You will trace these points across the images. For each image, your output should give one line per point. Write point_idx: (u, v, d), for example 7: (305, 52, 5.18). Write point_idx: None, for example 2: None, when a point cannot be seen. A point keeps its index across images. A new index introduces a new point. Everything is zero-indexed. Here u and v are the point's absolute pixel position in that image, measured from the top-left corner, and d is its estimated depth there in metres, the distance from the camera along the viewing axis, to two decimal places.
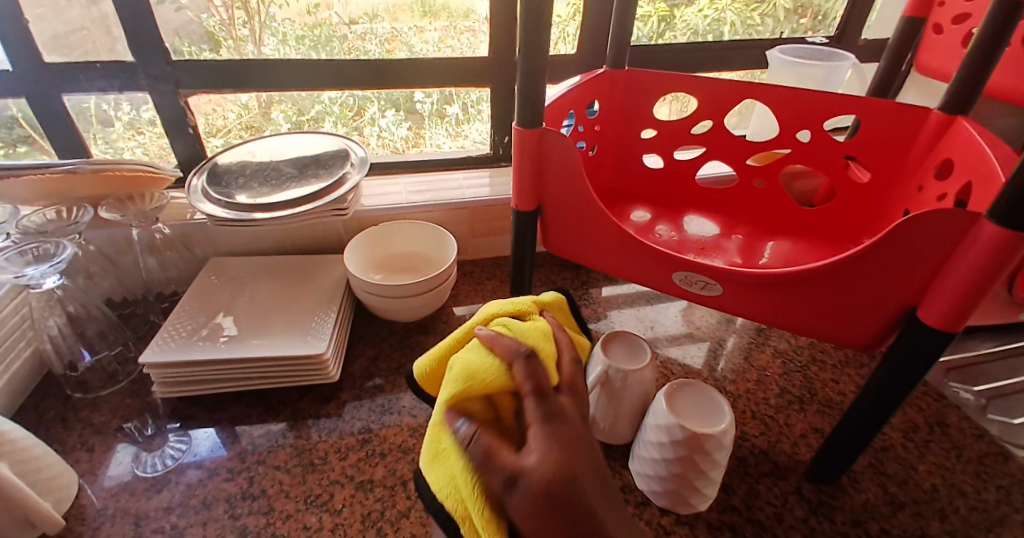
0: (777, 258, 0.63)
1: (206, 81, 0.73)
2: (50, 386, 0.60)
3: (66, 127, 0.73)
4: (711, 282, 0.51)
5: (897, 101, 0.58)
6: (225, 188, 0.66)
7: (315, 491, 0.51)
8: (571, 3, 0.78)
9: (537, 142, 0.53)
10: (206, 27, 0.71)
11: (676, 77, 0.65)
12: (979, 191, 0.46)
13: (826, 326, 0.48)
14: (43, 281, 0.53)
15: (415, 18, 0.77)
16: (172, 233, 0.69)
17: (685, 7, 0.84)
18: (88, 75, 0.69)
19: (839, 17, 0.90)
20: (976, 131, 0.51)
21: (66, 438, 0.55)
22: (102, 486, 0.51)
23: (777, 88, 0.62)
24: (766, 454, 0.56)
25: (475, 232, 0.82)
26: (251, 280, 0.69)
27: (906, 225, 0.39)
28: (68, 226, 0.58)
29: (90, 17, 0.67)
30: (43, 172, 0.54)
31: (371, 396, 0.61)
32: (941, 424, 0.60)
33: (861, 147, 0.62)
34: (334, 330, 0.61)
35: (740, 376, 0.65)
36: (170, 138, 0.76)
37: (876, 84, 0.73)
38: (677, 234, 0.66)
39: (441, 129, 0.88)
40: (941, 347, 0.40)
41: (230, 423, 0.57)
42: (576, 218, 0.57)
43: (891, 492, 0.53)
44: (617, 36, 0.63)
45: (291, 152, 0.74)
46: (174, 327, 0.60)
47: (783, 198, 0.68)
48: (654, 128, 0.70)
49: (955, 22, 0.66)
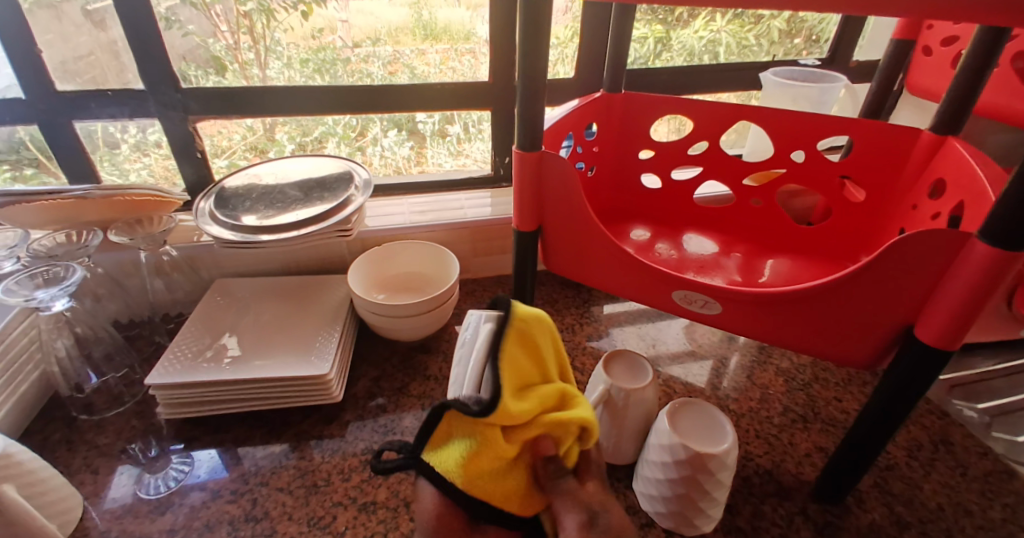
0: (776, 276, 0.64)
1: (213, 104, 0.75)
2: (55, 408, 0.60)
3: (77, 151, 0.74)
4: (710, 301, 0.51)
5: (890, 122, 0.60)
6: (232, 211, 0.67)
7: (318, 513, 0.51)
8: (569, 26, 0.80)
9: (537, 164, 0.54)
10: (213, 51, 0.73)
11: (672, 100, 0.66)
12: (972, 210, 0.47)
13: (826, 344, 0.49)
14: (53, 304, 0.53)
15: (417, 42, 0.80)
16: (179, 256, 0.70)
17: (680, 30, 0.86)
18: (99, 102, 0.71)
19: (831, 39, 0.92)
20: (967, 151, 0.52)
21: (70, 459, 0.55)
22: (106, 509, 0.51)
23: (771, 110, 0.63)
24: (770, 473, 0.56)
25: (477, 251, 0.83)
26: (255, 301, 0.70)
27: (899, 245, 0.40)
28: (79, 249, 0.59)
29: (98, 44, 0.69)
30: (54, 198, 0.56)
31: (374, 416, 0.61)
32: (945, 442, 0.60)
33: (855, 166, 0.63)
34: (337, 351, 0.62)
35: (742, 394, 0.65)
36: (176, 161, 0.78)
37: (870, 105, 0.74)
38: (676, 253, 0.67)
39: (443, 148, 0.90)
40: (939, 365, 0.40)
41: (233, 444, 0.57)
42: (577, 237, 0.57)
43: (897, 511, 0.53)
44: (614, 60, 0.65)
45: (295, 174, 0.75)
46: (180, 348, 0.61)
47: (780, 217, 0.69)
48: (651, 148, 0.72)
49: (945, 44, 0.68)
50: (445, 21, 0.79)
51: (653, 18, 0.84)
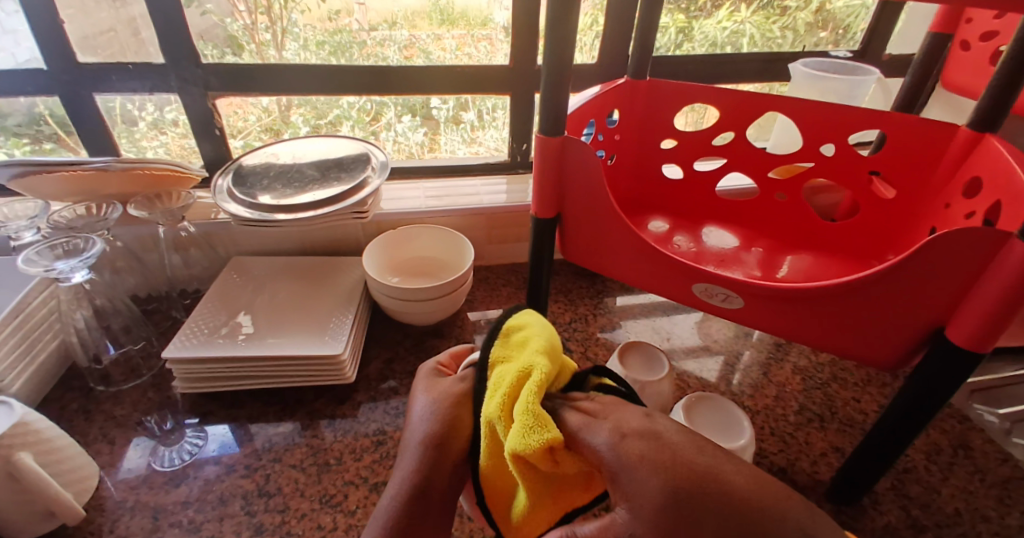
0: (798, 272, 0.62)
1: (230, 83, 0.74)
2: (73, 377, 0.61)
3: (97, 125, 0.74)
4: (732, 295, 0.50)
5: (924, 118, 0.58)
6: (249, 189, 0.67)
7: (330, 491, 0.51)
8: (590, 13, 0.79)
9: (559, 150, 0.53)
10: (229, 31, 0.73)
11: (697, 89, 0.65)
12: (1010, 209, 0.46)
13: (850, 343, 0.47)
14: (71, 275, 0.54)
15: (433, 26, 0.79)
16: (197, 232, 0.70)
17: (704, 20, 0.85)
18: (119, 76, 0.71)
19: (860, 32, 0.89)
20: (1006, 148, 0.50)
21: (87, 429, 0.56)
22: (121, 479, 0.52)
23: (799, 101, 0.61)
24: (784, 471, 0.55)
25: (490, 238, 0.82)
26: (269, 280, 0.70)
27: (935, 242, 0.39)
28: (98, 222, 0.58)
29: (118, 19, 0.69)
30: (74, 169, 0.56)
31: (386, 398, 0.61)
32: (963, 446, 0.59)
33: (885, 162, 0.61)
34: (351, 332, 0.62)
35: (758, 391, 0.64)
36: (194, 138, 0.78)
37: (902, 100, 0.72)
38: (696, 245, 0.66)
39: (457, 135, 0.89)
40: (969, 368, 0.39)
41: (247, 421, 0.57)
42: (596, 226, 0.57)
43: (913, 514, 0.52)
44: (639, 47, 0.64)
45: (312, 155, 0.75)
46: (195, 324, 0.61)
47: (804, 212, 0.68)
48: (674, 138, 0.70)
49: (983, 39, 0.66)
50: (462, 6, 0.78)
51: (676, 6, 0.82)
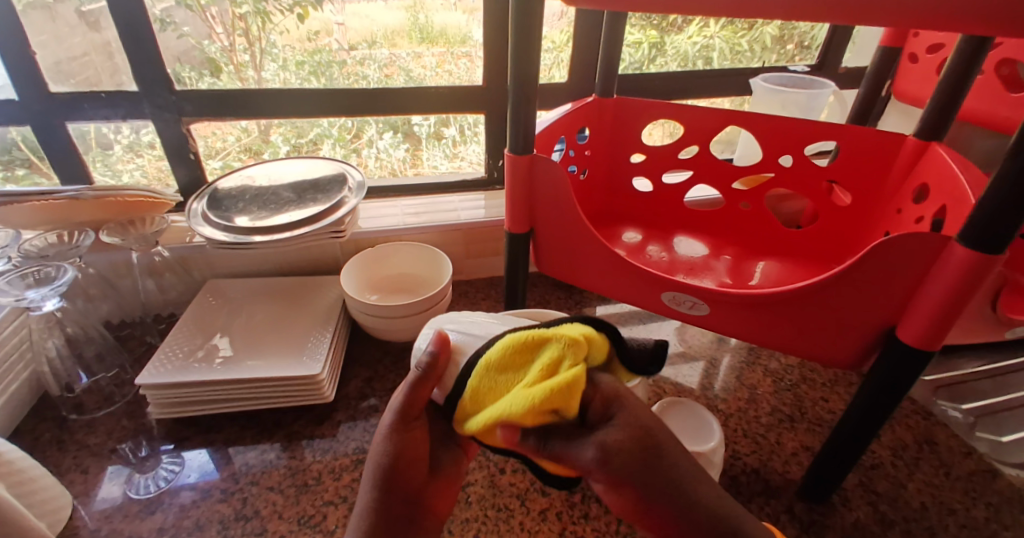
0: (765, 279, 0.64)
1: (207, 107, 0.75)
2: (46, 407, 0.60)
3: (69, 152, 0.74)
4: (699, 302, 0.52)
5: (875, 128, 0.61)
6: (225, 212, 0.67)
7: (309, 512, 0.51)
8: (564, 31, 0.81)
9: (528, 167, 0.55)
10: (207, 53, 0.74)
11: (663, 105, 0.67)
12: (954, 214, 0.48)
13: (813, 344, 0.49)
14: (44, 304, 0.53)
15: (413, 45, 0.80)
16: (172, 256, 0.70)
17: (674, 35, 0.88)
18: (93, 103, 0.71)
19: (820, 47, 0.93)
20: (950, 156, 0.53)
21: (61, 459, 0.55)
22: (96, 509, 0.51)
23: (760, 115, 0.64)
24: (757, 472, 0.56)
25: (470, 253, 0.83)
26: (248, 301, 0.70)
27: (883, 246, 0.41)
28: (70, 250, 0.59)
29: (91, 44, 0.69)
30: (45, 199, 0.55)
31: (366, 416, 0.61)
32: (929, 442, 0.61)
33: (841, 170, 0.64)
34: (329, 351, 0.62)
35: (732, 394, 0.66)
36: (170, 162, 0.78)
37: (857, 110, 0.76)
38: (667, 255, 0.68)
39: (438, 151, 0.90)
40: (920, 365, 0.41)
41: (224, 444, 0.57)
42: (568, 240, 0.58)
43: (882, 509, 0.53)
44: (607, 65, 0.66)
45: (289, 176, 0.76)
46: (172, 348, 0.61)
47: (769, 220, 0.70)
48: (643, 152, 0.72)
49: (929, 52, 0.69)
50: (441, 24, 0.79)
51: (647, 23, 0.85)
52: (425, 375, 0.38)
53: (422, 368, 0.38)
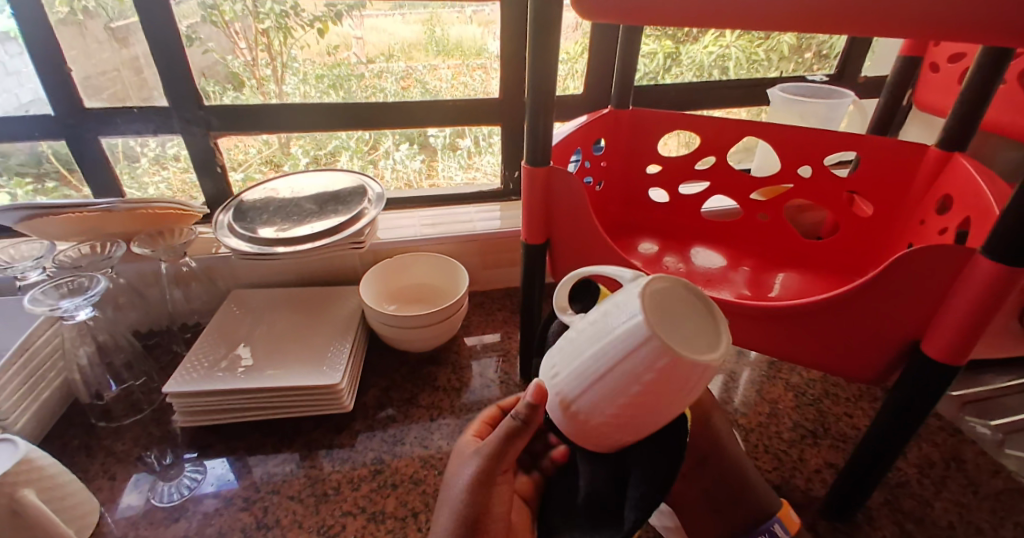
0: (785, 291, 0.64)
1: (231, 121, 0.77)
2: (75, 414, 0.62)
3: (100, 165, 0.77)
4: (717, 314, 0.52)
5: (895, 139, 0.60)
6: (249, 223, 0.69)
7: (327, 522, 0.52)
8: (579, 42, 0.82)
9: (545, 179, 0.55)
10: (231, 68, 0.76)
11: (679, 117, 0.67)
12: (978, 226, 0.48)
13: (833, 357, 0.49)
14: (76, 312, 0.55)
15: (429, 58, 0.82)
16: (198, 267, 0.72)
17: (690, 45, 0.88)
18: (124, 119, 0.74)
19: (838, 56, 0.93)
20: (973, 166, 0.52)
21: (89, 465, 0.57)
22: (121, 515, 0.52)
23: (777, 127, 0.64)
24: (779, 489, 0.56)
25: (485, 263, 0.84)
26: (269, 312, 0.72)
27: (905, 259, 0.40)
28: (102, 260, 0.61)
29: (121, 61, 0.72)
30: (80, 211, 0.57)
31: (383, 426, 0.62)
32: (956, 459, 0.59)
33: (861, 181, 0.63)
34: (348, 362, 0.63)
35: (752, 409, 0.65)
36: (196, 175, 0.80)
37: (878, 120, 0.75)
38: (684, 266, 0.68)
39: (454, 161, 0.92)
40: (947, 380, 0.40)
41: (245, 453, 0.58)
42: (584, 252, 0.58)
43: (908, 529, 0.52)
44: (622, 77, 0.66)
45: (310, 188, 0.77)
46: (195, 358, 0.62)
47: (788, 231, 0.69)
48: (659, 163, 0.73)
49: (951, 61, 0.69)
50: (457, 37, 0.81)
51: (663, 34, 0.85)
52: (524, 422, 0.39)
53: (521, 417, 0.39)
